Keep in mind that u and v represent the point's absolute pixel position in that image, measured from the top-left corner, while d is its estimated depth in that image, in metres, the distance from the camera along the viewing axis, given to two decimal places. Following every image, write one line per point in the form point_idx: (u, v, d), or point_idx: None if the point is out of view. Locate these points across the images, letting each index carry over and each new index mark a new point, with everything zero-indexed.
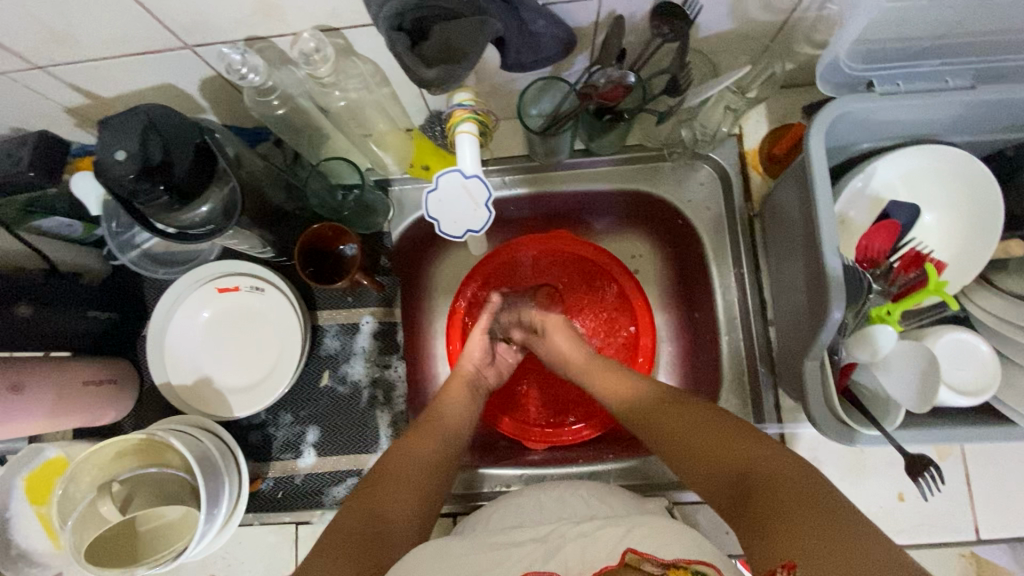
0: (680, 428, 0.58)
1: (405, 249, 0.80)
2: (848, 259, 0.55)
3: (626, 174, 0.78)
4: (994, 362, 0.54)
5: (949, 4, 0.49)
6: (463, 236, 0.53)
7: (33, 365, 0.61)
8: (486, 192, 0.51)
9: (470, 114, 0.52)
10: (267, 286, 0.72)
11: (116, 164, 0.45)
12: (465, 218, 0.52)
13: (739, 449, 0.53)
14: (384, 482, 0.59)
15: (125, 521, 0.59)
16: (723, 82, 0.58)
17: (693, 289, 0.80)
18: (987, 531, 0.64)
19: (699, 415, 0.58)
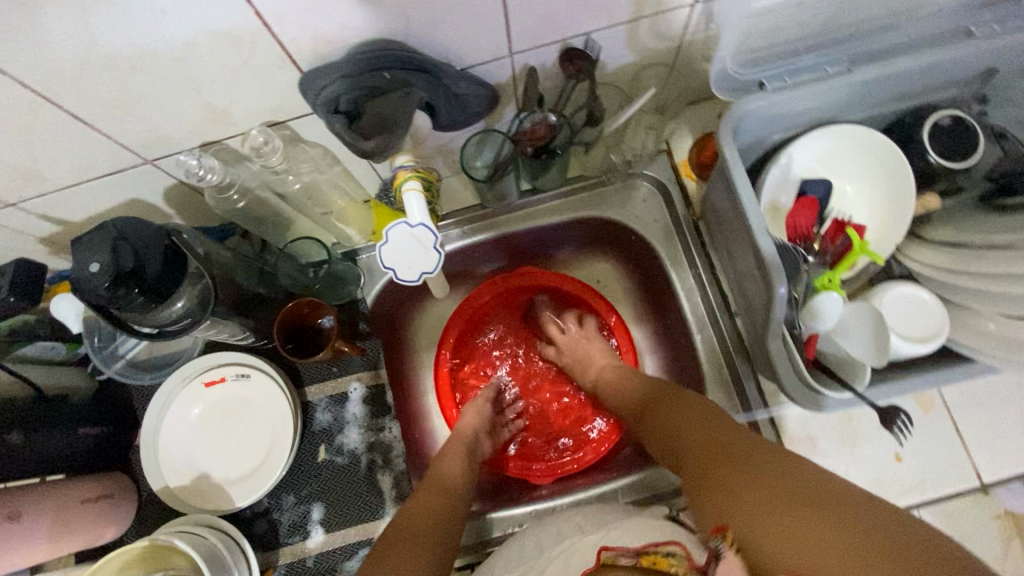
0: (666, 420, 0.61)
1: (381, 312, 0.83)
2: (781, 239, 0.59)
3: (576, 204, 0.83)
4: (939, 309, 0.58)
5: (805, 6, 0.56)
6: (419, 280, 0.55)
7: (27, 493, 0.61)
8: (433, 237, 0.55)
9: (410, 173, 0.59)
10: (252, 370, 0.74)
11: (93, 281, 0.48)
12: (416, 261, 0.55)
13: (705, 429, 0.56)
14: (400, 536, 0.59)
15: None
16: (633, 108, 0.67)
17: (661, 298, 0.84)
18: (989, 474, 0.65)
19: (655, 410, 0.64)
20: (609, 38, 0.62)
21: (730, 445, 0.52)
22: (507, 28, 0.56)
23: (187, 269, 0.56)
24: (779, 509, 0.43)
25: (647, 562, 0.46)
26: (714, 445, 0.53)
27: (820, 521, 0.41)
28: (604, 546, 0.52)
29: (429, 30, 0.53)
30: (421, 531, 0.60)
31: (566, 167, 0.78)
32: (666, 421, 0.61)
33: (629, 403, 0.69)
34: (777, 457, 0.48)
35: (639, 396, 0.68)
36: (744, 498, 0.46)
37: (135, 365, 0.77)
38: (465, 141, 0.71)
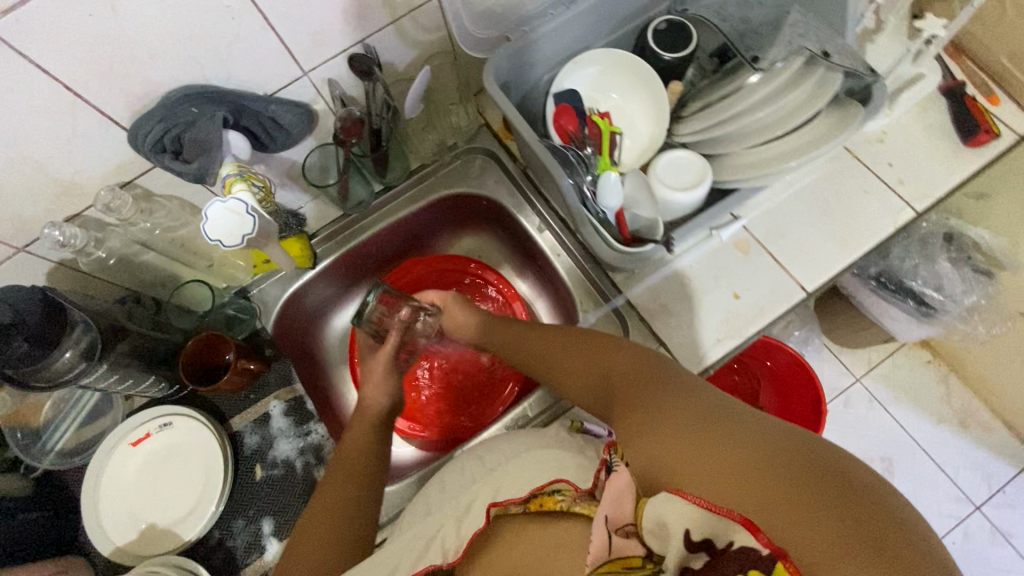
0: (571, 351, 0.65)
1: (286, 336, 0.92)
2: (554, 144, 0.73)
3: (426, 188, 0.94)
4: (700, 158, 0.71)
5: None
6: (242, 242, 0.68)
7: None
8: (245, 204, 0.67)
9: (237, 177, 0.68)
10: (173, 417, 0.80)
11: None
12: (237, 235, 0.68)
13: (626, 367, 0.59)
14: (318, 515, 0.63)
15: None
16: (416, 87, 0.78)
17: (525, 244, 0.95)
18: (809, 282, 0.78)
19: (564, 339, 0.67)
20: (383, 41, 0.75)
21: (650, 382, 0.55)
22: (290, 53, 0.68)
23: (82, 351, 0.66)
24: (679, 436, 0.47)
25: (534, 505, 0.54)
26: (636, 382, 0.56)
27: (704, 435, 0.45)
28: (491, 502, 0.56)
29: (222, 71, 0.65)
30: (336, 522, 0.62)
31: (403, 161, 0.91)
32: (581, 359, 0.63)
33: (529, 348, 0.70)
34: (691, 390, 0.52)
35: (547, 334, 0.69)
36: (646, 433, 0.49)
37: (66, 448, 0.81)
38: (305, 161, 0.84)
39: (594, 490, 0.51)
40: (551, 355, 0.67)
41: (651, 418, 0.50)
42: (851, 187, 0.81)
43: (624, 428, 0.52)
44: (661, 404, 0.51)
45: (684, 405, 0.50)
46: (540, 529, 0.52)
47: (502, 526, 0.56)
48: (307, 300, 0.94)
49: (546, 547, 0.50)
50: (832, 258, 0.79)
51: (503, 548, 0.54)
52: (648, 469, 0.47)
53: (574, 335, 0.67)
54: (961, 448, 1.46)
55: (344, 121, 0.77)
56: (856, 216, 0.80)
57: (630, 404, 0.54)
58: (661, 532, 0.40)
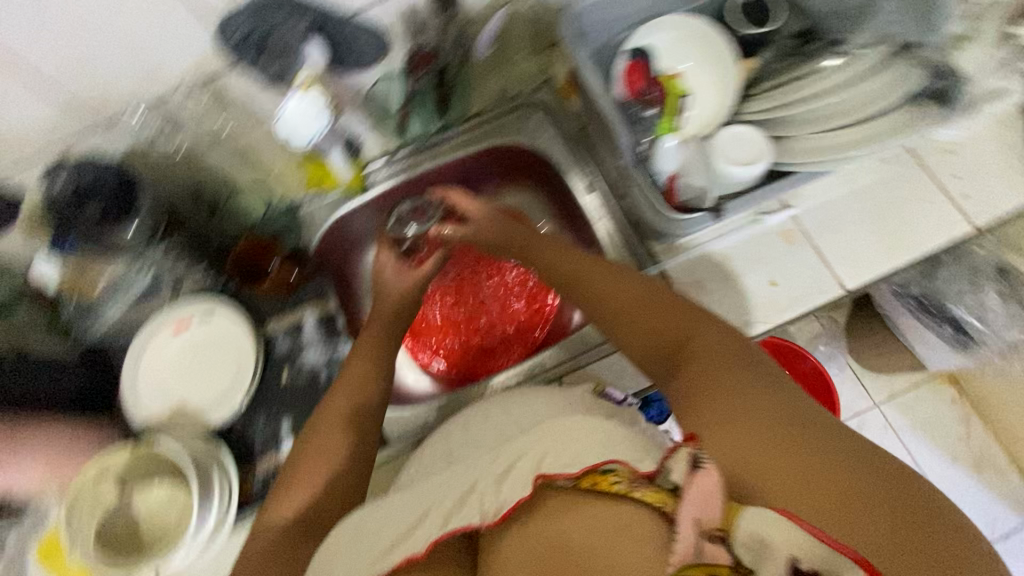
0: (633, 305, 0.58)
1: (327, 256, 0.95)
2: (620, 101, 0.74)
3: (481, 134, 0.95)
4: (761, 134, 0.71)
5: None
6: (307, 143, 0.75)
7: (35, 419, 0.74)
8: (319, 107, 0.72)
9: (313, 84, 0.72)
10: (214, 310, 0.84)
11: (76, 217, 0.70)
12: (302, 134, 0.73)
13: (707, 336, 0.52)
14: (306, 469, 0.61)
15: (132, 522, 0.70)
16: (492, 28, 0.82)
17: (569, 203, 0.96)
18: (849, 281, 0.77)
19: (625, 289, 0.60)
20: None
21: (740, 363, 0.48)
22: None
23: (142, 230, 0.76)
24: (782, 448, 0.42)
25: (586, 483, 0.44)
26: (722, 356, 0.49)
27: (807, 446, 0.41)
28: (539, 473, 0.45)
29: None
30: (330, 476, 0.61)
31: (463, 103, 0.92)
32: (645, 315, 0.56)
33: (586, 292, 0.62)
34: (782, 383, 0.46)
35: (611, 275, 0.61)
36: (739, 430, 0.44)
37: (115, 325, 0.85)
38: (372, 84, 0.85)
39: (655, 475, 0.44)
40: (606, 301, 0.60)
41: (740, 406, 0.45)
42: (911, 195, 0.80)
43: (701, 409, 0.46)
44: (754, 394, 0.45)
45: (785, 406, 0.44)
46: (597, 512, 0.43)
47: (543, 498, 0.46)
48: (352, 226, 0.96)
49: (603, 535, 0.42)
50: (879, 260, 0.78)
51: (543, 525, 0.45)
52: (734, 466, 0.42)
53: (644, 282, 0.59)
54: (970, 490, 1.43)
55: (417, 51, 0.80)
56: (912, 223, 0.78)
57: (713, 383, 0.47)
58: (757, 550, 0.38)
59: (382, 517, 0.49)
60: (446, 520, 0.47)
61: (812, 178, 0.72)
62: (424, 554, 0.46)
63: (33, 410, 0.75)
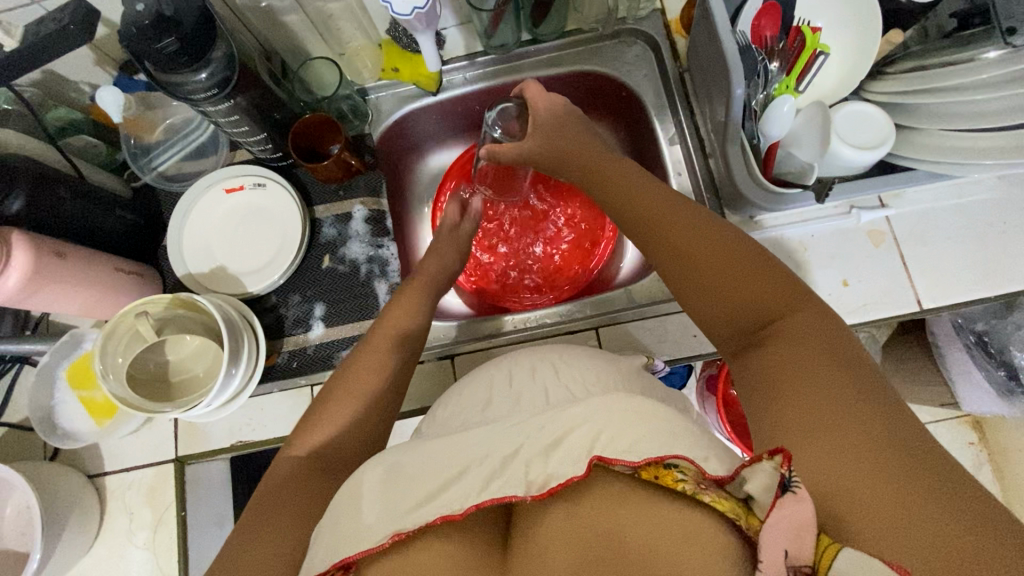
0: (728, 270, 0.53)
1: (387, 151, 0.92)
2: (741, 45, 0.66)
3: (572, 57, 0.88)
4: (885, 118, 0.64)
5: None
6: (410, 13, 0.70)
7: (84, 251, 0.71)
8: None
9: None
10: (268, 181, 0.83)
11: (153, 48, 0.62)
12: (407, 5, 0.70)
13: (811, 334, 0.48)
14: (343, 387, 0.61)
15: (164, 366, 0.72)
16: None
17: (646, 153, 0.90)
18: (928, 301, 0.72)
19: (720, 248, 0.55)
20: None
21: (847, 374, 0.44)
22: None
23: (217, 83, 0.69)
24: (889, 480, 0.38)
25: (647, 475, 0.41)
26: (827, 364, 0.45)
27: (914, 474, 0.38)
28: (596, 453, 0.42)
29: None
30: (369, 390, 0.61)
31: (560, 19, 0.85)
32: (738, 284, 0.52)
33: (672, 244, 0.57)
34: (887, 397, 0.43)
35: (711, 240, 0.55)
36: (834, 444, 0.41)
37: (168, 172, 0.85)
38: None
39: (726, 482, 0.41)
40: (694, 259, 0.55)
41: (837, 413, 0.42)
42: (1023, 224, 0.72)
43: (793, 418, 0.44)
44: (858, 407, 0.42)
45: (895, 434, 0.40)
46: (658, 511, 0.40)
47: (597, 483, 0.43)
48: (416, 124, 0.93)
49: (664, 538, 0.38)
50: (968, 285, 0.71)
51: (595, 512, 0.41)
52: (823, 479, 0.40)
53: (747, 257, 0.54)
54: None
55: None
56: (1017, 253, 0.71)
57: (809, 386, 0.44)
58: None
59: (420, 462, 0.46)
60: (485, 483, 0.43)
61: (924, 178, 0.67)
62: (461, 515, 0.42)
63: (83, 239, 0.74)
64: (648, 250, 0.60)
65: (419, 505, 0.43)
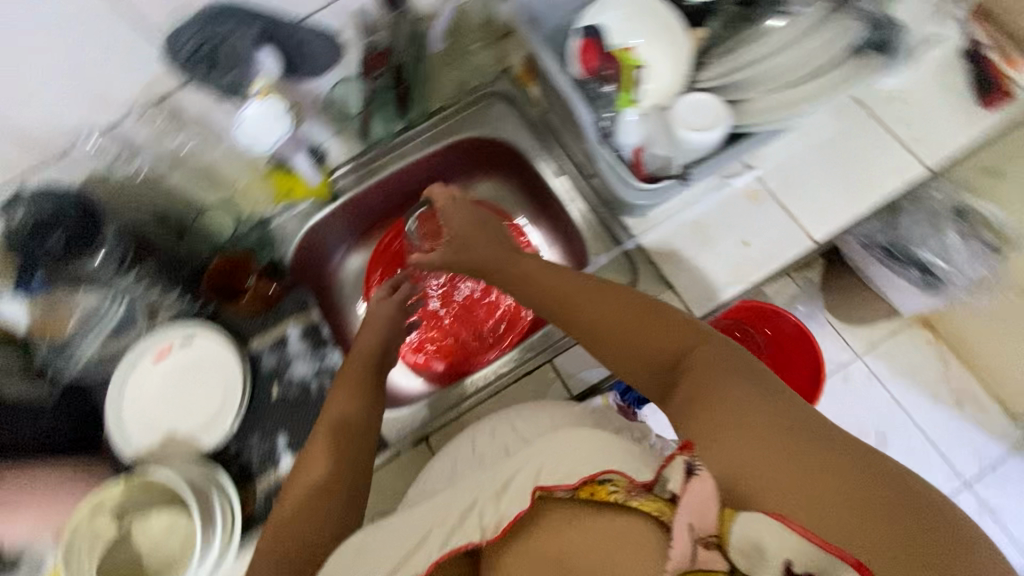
0: (628, 321, 0.60)
1: (304, 265, 0.94)
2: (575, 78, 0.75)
3: (446, 131, 0.96)
4: (716, 101, 0.73)
5: None
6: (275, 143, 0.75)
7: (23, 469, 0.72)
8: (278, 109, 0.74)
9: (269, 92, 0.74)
10: (195, 335, 0.83)
11: (41, 249, 0.72)
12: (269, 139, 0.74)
13: (713, 360, 0.53)
14: (296, 498, 0.61)
15: (133, 557, 0.69)
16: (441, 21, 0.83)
17: (539, 192, 0.97)
18: (816, 233, 0.80)
19: (618, 303, 0.62)
20: None
21: (742, 375, 0.51)
22: None
23: (117, 262, 0.78)
24: (789, 455, 0.45)
25: (585, 494, 0.47)
26: (726, 372, 0.51)
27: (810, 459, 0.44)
28: (538, 485, 0.48)
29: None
30: (336, 495, 0.61)
31: (423, 102, 0.93)
32: (641, 331, 0.59)
33: (574, 306, 0.64)
34: (788, 398, 0.49)
35: (606, 299, 0.62)
36: (744, 443, 0.46)
37: (93, 359, 0.82)
38: (329, 89, 0.84)
39: (653, 485, 0.46)
40: (597, 316, 0.62)
41: (743, 417, 0.47)
42: (864, 144, 0.83)
43: (707, 425, 0.48)
44: (760, 409, 0.48)
45: (787, 414, 0.47)
46: (596, 520, 0.46)
47: (547, 511, 0.48)
48: (325, 233, 0.95)
49: (609, 545, 0.45)
50: (842, 210, 0.81)
51: (549, 536, 0.47)
52: (736, 474, 0.45)
53: (640, 310, 0.60)
54: (949, 421, 1.50)
55: (371, 49, 0.81)
56: (868, 169, 0.82)
57: (718, 398, 0.49)
58: (753, 555, 0.40)
59: (382, 538, 0.53)
60: (444, 541, 0.50)
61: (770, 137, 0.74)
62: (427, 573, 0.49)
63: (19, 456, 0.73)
64: (552, 313, 0.66)
65: (392, 574, 0.49)
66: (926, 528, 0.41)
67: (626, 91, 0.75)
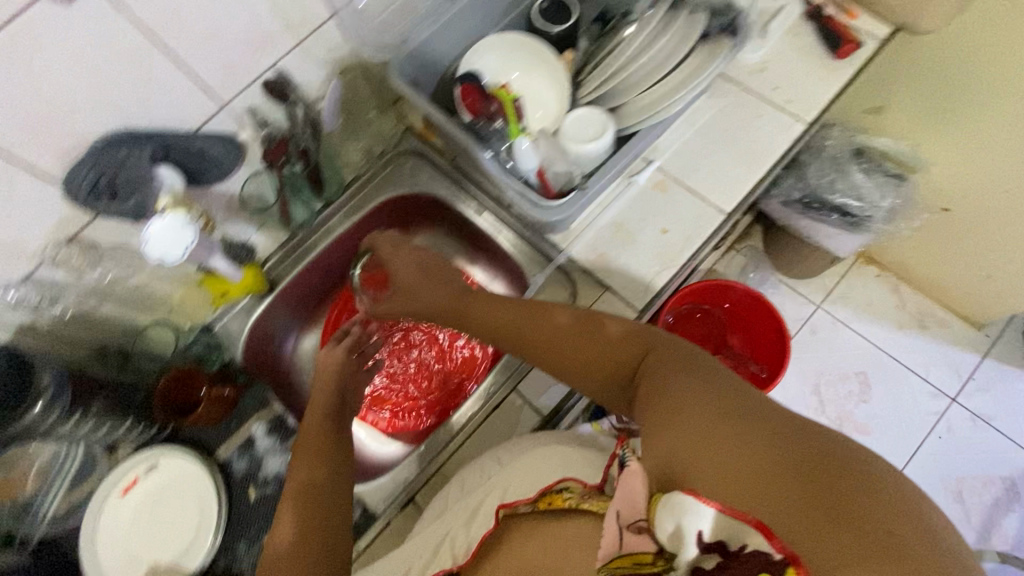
0: (578, 341, 0.63)
1: (258, 360, 0.94)
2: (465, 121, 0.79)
3: (365, 197, 0.98)
4: (597, 112, 0.78)
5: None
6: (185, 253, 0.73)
7: None
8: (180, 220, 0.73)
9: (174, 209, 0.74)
10: (159, 459, 0.81)
11: None
12: (178, 249, 0.72)
13: (659, 363, 0.55)
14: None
15: None
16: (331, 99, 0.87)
17: (468, 232, 1.00)
18: (726, 205, 0.86)
19: (567, 323, 0.65)
20: (297, 65, 0.81)
21: (684, 370, 0.52)
22: (203, 85, 0.73)
23: (62, 411, 0.80)
24: (713, 433, 0.45)
25: (543, 504, 0.59)
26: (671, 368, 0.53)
27: (735, 441, 0.44)
28: (500, 504, 0.63)
29: (158, 110, 0.70)
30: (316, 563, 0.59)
31: (336, 175, 0.96)
32: (590, 349, 0.61)
33: (524, 335, 0.67)
34: (732, 387, 0.49)
35: (552, 325, 0.66)
36: (675, 431, 0.47)
37: (58, 513, 0.79)
38: (240, 188, 0.87)
39: (602, 486, 0.57)
40: (548, 340, 0.65)
41: (676, 407, 0.49)
42: (745, 115, 0.90)
43: (648, 421, 0.50)
44: (694, 398, 0.49)
45: (720, 398, 0.48)
46: (551, 529, 0.56)
47: (514, 526, 0.61)
48: (272, 323, 0.96)
49: (562, 546, 0.54)
50: (741, 179, 0.86)
51: (517, 549, 0.58)
52: (665, 462, 0.46)
53: (587, 327, 0.63)
54: (911, 341, 1.59)
55: (270, 141, 0.84)
56: (754, 136, 0.89)
57: (657, 395, 0.51)
58: (674, 533, 0.42)
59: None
60: None
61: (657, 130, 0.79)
62: None
63: None
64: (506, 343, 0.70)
65: None
66: (851, 494, 0.39)
67: (512, 120, 0.79)
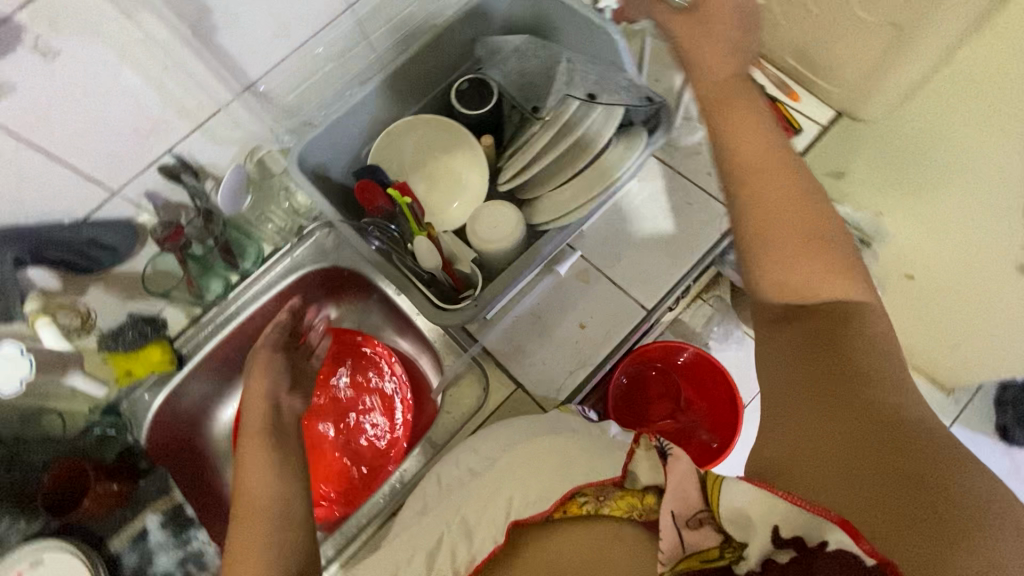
0: (774, 225, 0.48)
1: (163, 442, 0.90)
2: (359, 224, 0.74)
3: (286, 270, 0.94)
4: (509, 208, 0.75)
5: (298, 61, 0.77)
6: (19, 388, 0.70)
7: None
8: (18, 352, 0.70)
9: (41, 313, 0.74)
10: (41, 553, 0.75)
11: None
12: (11, 384, 0.69)
13: (846, 327, 0.45)
14: None
15: None
16: (231, 181, 0.81)
17: (390, 307, 0.96)
18: (649, 300, 0.82)
19: (775, 194, 0.49)
20: (198, 147, 0.77)
21: (831, 342, 0.45)
22: (86, 175, 0.69)
23: None
24: (839, 434, 0.42)
25: (560, 512, 0.51)
26: (817, 341, 0.46)
27: (874, 446, 0.40)
28: (511, 520, 0.53)
29: (37, 204, 0.67)
30: None
31: (255, 246, 0.92)
32: (788, 240, 0.47)
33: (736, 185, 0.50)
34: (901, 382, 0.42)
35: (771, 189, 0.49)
36: (805, 422, 0.44)
37: None
38: (143, 270, 0.84)
39: (623, 481, 0.48)
40: (757, 200, 0.49)
41: (820, 398, 0.44)
42: (677, 203, 0.86)
43: (787, 398, 0.47)
44: (848, 385, 0.43)
45: (860, 390, 0.42)
46: (569, 537, 0.50)
47: (524, 542, 0.53)
48: (182, 404, 0.91)
49: (590, 552, 0.48)
50: (665, 272, 0.83)
51: (537, 558, 0.51)
52: (787, 451, 0.44)
53: (805, 210, 0.48)
54: None
55: (166, 228, 0.80)
56: (685, 227, 0.84)
57: (806, 369, 0.46)
58: (742, 522, 0.38)
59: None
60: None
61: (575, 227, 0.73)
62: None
63: None
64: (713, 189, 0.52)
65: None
66: (986, 542, 0.35)
67: (412, 223, 0.73)
